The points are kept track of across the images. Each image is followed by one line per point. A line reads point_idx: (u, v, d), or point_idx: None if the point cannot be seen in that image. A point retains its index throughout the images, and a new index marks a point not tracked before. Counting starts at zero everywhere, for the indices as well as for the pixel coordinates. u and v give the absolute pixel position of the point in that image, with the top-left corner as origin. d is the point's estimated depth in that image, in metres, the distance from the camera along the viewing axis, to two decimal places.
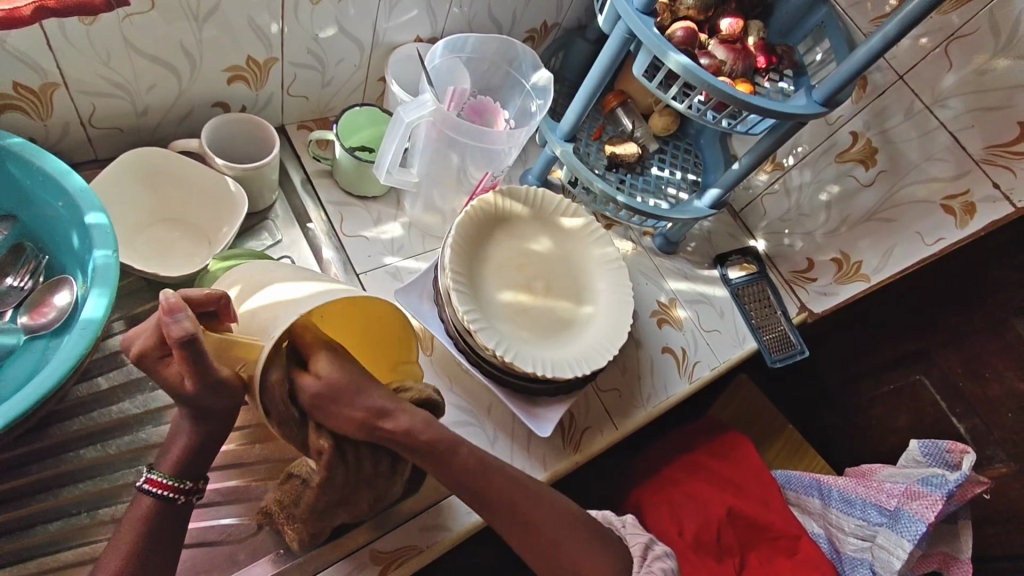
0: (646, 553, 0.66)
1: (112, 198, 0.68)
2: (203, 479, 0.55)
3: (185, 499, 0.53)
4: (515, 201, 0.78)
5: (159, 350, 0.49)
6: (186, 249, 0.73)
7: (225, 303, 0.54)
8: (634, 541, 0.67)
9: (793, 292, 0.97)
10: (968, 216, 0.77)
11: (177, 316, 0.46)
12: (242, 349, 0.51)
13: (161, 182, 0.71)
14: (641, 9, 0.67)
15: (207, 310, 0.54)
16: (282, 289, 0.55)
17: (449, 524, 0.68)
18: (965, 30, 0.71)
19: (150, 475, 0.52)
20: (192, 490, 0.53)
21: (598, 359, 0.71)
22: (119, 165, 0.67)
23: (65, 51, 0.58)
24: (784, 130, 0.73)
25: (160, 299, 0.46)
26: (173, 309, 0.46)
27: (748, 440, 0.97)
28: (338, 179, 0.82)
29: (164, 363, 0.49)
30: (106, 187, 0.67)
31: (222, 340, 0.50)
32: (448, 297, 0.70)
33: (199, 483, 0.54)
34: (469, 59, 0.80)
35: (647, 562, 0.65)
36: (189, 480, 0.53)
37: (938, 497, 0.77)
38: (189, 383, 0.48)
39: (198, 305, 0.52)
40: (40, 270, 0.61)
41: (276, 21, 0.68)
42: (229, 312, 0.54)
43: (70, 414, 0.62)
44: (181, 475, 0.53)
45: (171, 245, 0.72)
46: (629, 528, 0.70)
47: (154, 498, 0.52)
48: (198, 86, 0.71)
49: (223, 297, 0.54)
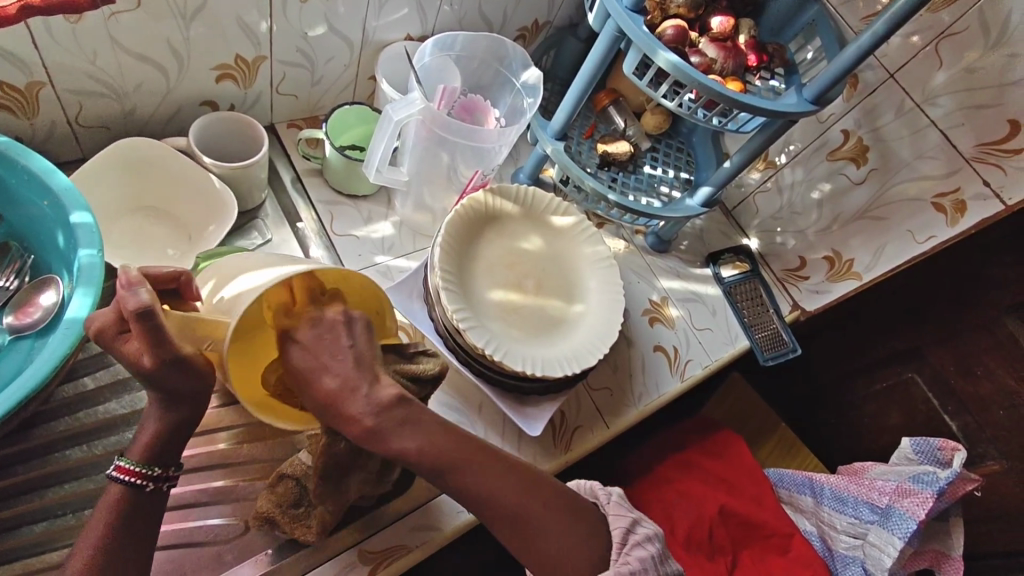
0: (627, 539, 0.57)
1: (94, 190, 0.68)
2: (175, 467, 0.53)
3: (154, 487, 0.51)
4: (505, 199, 0.78)
5: (118, 326, 0.49)
6: (170, 242, 0.72)
7: (184, 280, 0.55)
8: (614, 522, 0.58)
9: (786, 291, 0.97)
10: (958, 214, 0.77)
11: (134, 290, 0.46)
12: (207, 326, 0.51)
13: (146, 175, 0.71)
14: (630, 8, 0.67)
15: (169, 289, 0.55)
16: (255, 273, 0.56)
17: (440, 523, 0.68)
18: (955, 28, 0.71)
19: (119, 462, 0.51)
20: (162, 477, 0.52)
21: (588, 358, 0.71)
22: (104, 156, 0.67)
23: (51, 49, 0.58)
24: (775, 128, 0.73)
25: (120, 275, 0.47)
26: (133, 283, 0.47)
27: (741, 439, 0.97)
28: (329, 178, 0.82)
29: (121, 339, 0.49)
30: (89, 180, 0.67)
31: (184, 317, 0.51)
32: (438, 296, 0.70)
33: (168, 470, 0.52)
34: (460, 57, 0.80)
35: (625, 551, 0.56)
36: (158, 467, 0.52)
37: (928, 494, 0.77)
38: (148, 358, 0.47)
39: (158, 283, 0.54)
40: (25, 270, 0.61)
41: (264, 20, 0.68)
42: (189, 289, 0.56)
43: (55, 414, 0.62)
44: (150, 461, 0.51)
45: (152, 239, 0.72)
46: (615, 503, 0.60)
47: (122, 486, 0.50)
48: (187, 85, 0.70)
49: (183, 274, 0.55)
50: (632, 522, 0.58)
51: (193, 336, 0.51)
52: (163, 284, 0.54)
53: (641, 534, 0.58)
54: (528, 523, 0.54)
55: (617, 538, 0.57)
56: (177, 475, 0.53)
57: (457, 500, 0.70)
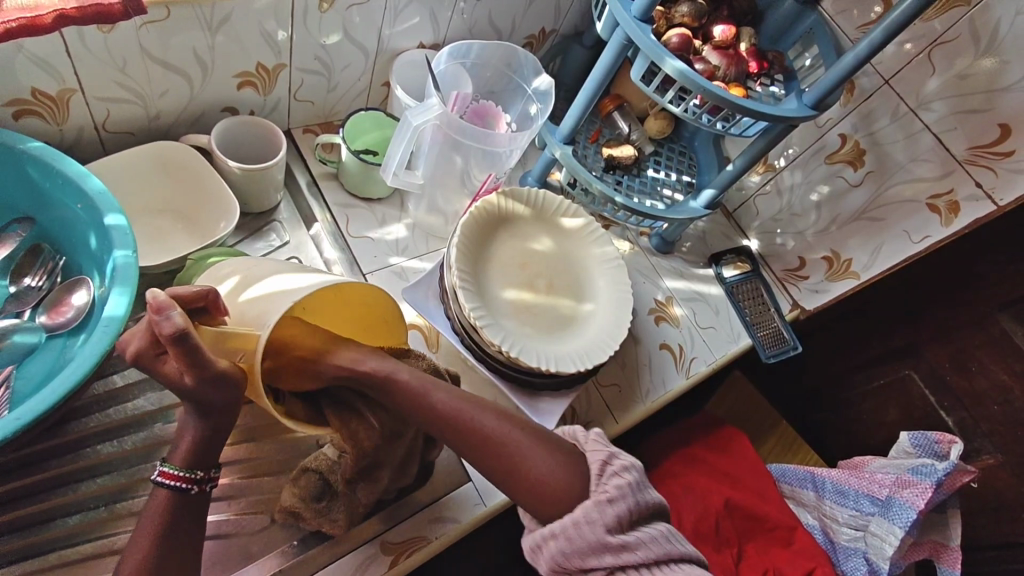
0: (605, 470, 0.55)
1: (123, 178, 0.71)
2: (215, 469, 0.55)
3: (198, 489, 0.53)
4: (517, 201, 0.80)
5: (155, 348, 0.50)
6: (181, 244, 0.73)
7: (212, 298, 0.55)
8: (593, 457, 0.57)
9: (786, 291, 1.00)
10: (952, 214, 0.80)
11: (167, 314, 0.47)
12: (239, 341, 0.53)
13: (175, 173, 0.73)
14: (638, 16, 0.70)
15: (197, 307, 0.55)
16: (276, 282, 0.58)
17: (457, 516, 0.70)
18: (947, 37, 0.74)
19: (163, 468, 0.52)
20: (205, 479, 0.53)
21: (598, 355, 0.74)
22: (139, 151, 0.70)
23: (83, 57, 0.60)
24: (776, 132, 0.76)
25: (149, 299, 0.47)
26: (163, 308, 0.47)
27: (744, 435, 1.00)
28: (344, 182, 0.84)
29: (160, 361, 0.50)
30: (120, 166, 0.70)
31: (217, 334, 0.53)
32: (454, 294, 0.73)
33: (210, 472, 0.54)
34: (473, 65, 0.83)
35: (603, 481, 0.54)
36: (200, 470, 0.53)
37: (927, 485, 0.80)
38: (186, 377, 0.49)
39: (185, 303, 0.53)
40: (57, 271, 0.63)
41: (284, 29, 0.70)
42: (219, 307, 0.55)
43: (86, 411, 0.64)
44: (192, 465, 0.53)
45: (168, 235, 0.74)
46: (596, 442, 0.59)
47: (169, 491, 0.52)
48: (210, 92, 0.72)
49: (210, 292, 0.54)
50: (611, 452, 0.57)
51: (226, 350, 0.54)
52: (189, 303, 0.54)
53: (620, 466, 0.56)
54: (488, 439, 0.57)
55: (594, 471, 0.55)
56: (219, 477, 0.55)
57: (474, 493, 0.72)
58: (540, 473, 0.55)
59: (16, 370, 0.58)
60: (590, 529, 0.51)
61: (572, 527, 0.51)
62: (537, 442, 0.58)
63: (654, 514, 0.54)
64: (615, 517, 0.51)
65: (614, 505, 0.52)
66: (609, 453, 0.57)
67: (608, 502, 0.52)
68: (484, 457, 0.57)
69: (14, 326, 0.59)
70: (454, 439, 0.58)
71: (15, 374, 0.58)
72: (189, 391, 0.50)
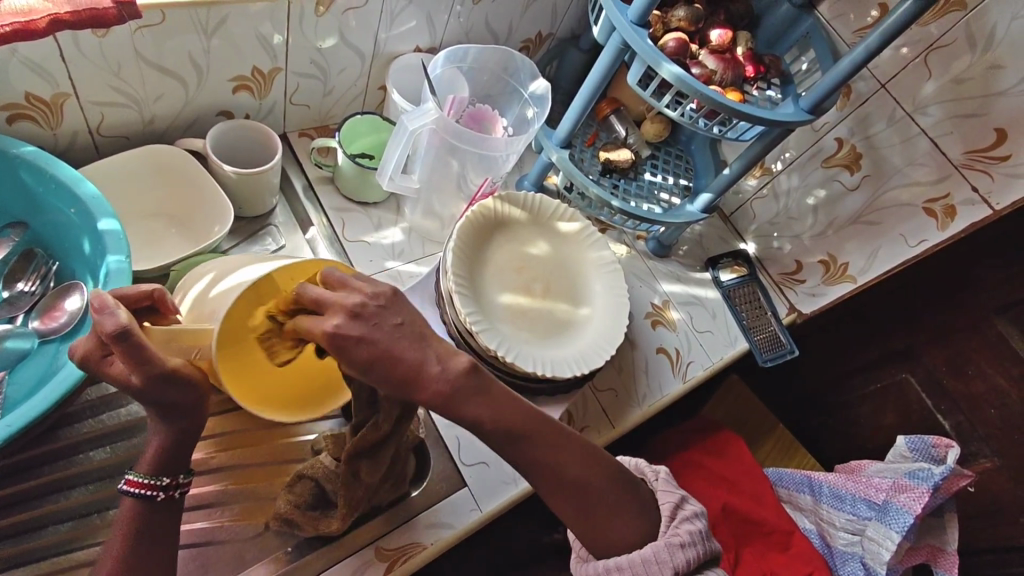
0: (676, 514, 0.56)
1: (115, 183, 0.70)
2: (185, 473, 0.54)
3: (166, 495, 0.52)
4: (513, 205, 0.80)
5: (101, 350, 0.49)
6: (175, 248, 0.73)
7: (158, 296, 0.53)
8: (664, 497, 0.57)
9: (783, 294, 1.00)
10: (948, 217, 0.80)
11: (109, 311, 0.45)
12: (191, 337, 0.51)
13: (167, 178, 0.73)
14: (635, 21, 0.70)
15: (146, 306, 0.53)
16: (245, 273, 0.60)
17: (453, 521, 0.70)
18: (943, 41, 0.74)
19: (129, 476, 0.52)
20: (172, 485, 0.53)
21: (595, 360, 0.74)
22: (130, 157, 0.69)
23: (77, 61, 0.60)
24: (773, 137, 0.76)
25: (92, 300, 0.46)
26: (105, 307, 0.46)
27: (742, 439, 0.99)
28: (340, 186, 0.84)
29: (108, 361, 0.49)
30: (110, 171, 0.69)
31: (166, 332, 0.51)
32: (451, 299, 0.72)
33: (178, 478, 0.53)
34: (469, 69, 0.82)
35: (674, 524, 0.55)
36: (166, 476, 0.53)
37: (924, 489, 0.79)
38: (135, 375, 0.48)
39: (131, 303, 0.52)
40: (50, 276, 0.63)
41: (279, 32, 0.70)
42: (166, 304, 0.53)
43: (79, 417, 0.63)
44: (157, 472, 0.53)
45: (162, 239, 0.74)
46: (665, 482, 0.60)
47: (135, 498, 0.52)
48: (205, 96, 0.72)
49: (156, 291, 0.53)
50: (681, 496, 0.58)
51: (176, 348, 0.51)
52: (135, 304, 0.52)
53: (690, 510, 0.57)
54: (566, 473, 0.54)
55: (665, 513, 0.56)
56: (189, 482, 0.55)
57: (469, 498, 0.72)
58: (614, 514, 0.55)
59: (8, 376, 0.58)
60: (659, 568, 0.52)
61: (639, 565, 0.52)
62: (607, 479, 0.56)
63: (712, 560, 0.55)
64: (684, 560, 0.52)
65: (687, 549, 0.53)
66: (679, 496, 0.58)
67: (680, 545, 0.53)
68: (566, 494, 0.54)
69: (7, 331, 0.58)
70: (529, 467, 0.54)
71: (7, 380, 0.57)
72: (141, 390, 0.49)
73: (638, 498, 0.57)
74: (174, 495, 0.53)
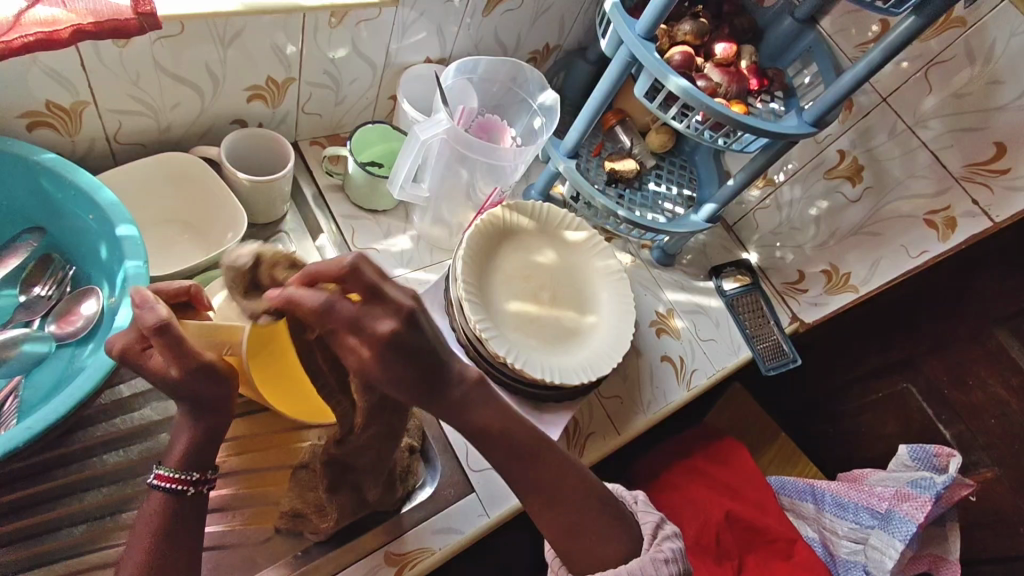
0: (657, 533, 0.56)
1: (132, 190, 0.71)
2: (213, 469, 0.54)
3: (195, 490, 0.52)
4: (521, 214, 0.81)
5: (140, 343, 0.49)
6: (188, 255, 0.74)
7: (194, 293, 0.54)
8: (643, 517, 0.58)
9: (786, 304, 1.01)
10: (949, 229, 0.81)
11: (149, 304, 0.47)
12: (225, 333, 0.53)
13: (182, 185, 0.74)
14: (642, 35, 0.71)
15: (181, 302, 0.54)
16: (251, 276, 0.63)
17: (460, 527, 0.71)
18: (944, 56, 0.76)
19: (158, 470, 0.51)
20: (201, 481, 0.52)
21: (602, 366, 0.75)
22: (148, 163, 0.70)
23: (97, 70, 0.61)
24: (777, 149, 0.77)
25: (134, 294, 0.48)
26: (144, 300, 0.48)
27: (744, 447, 1.00)
28: (350, 194, 0.85)
29: (147, 355, 0.49)
30: (125, 178, 0.70)
31: (201, 327, 0.52)
32: (460, 306, 0.73)
33: (207, 474, 0.53)
34: (480, 80, 0.84)
35: (656, 542, 0.55)
36: (196, 471, 0.52)
37: (927, 498, 0.81)
38: (175, 369, 0.48)
39: (168, 300, 0.53)
40: (67, 281, 0.64)
41: (293, 43, 0.71)
42: (201, 300, 0.55)
43: (94, 421, 0.64)
44: (187, 467, 0.52)
45: (173, 246, 0.74)
46: (643, 507, 0.60)
47: (165, 493, 0.51)
48: (220, 105, 0.73)
49: (192, 287, 0.54)
50: (658, 519, 0.58)
51: (210, 342, 0.52)
52: (172, 300, 0.53)
53: (668, 531, 0.57)
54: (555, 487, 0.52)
55: (647, 531, 0.56)
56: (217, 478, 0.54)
57: (477, 504, 0.73)
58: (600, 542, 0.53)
59: (25, 380, 0.58)
60: None
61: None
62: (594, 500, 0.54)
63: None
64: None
65: (670, 564, 0.53)
66: (658, 516, 0.59)
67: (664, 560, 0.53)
68: (554, 512, 0.52)
69: (25, 335, 0.59)
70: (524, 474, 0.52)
71: (24, 384, 0.58)
72: (176, 383, 0.48)
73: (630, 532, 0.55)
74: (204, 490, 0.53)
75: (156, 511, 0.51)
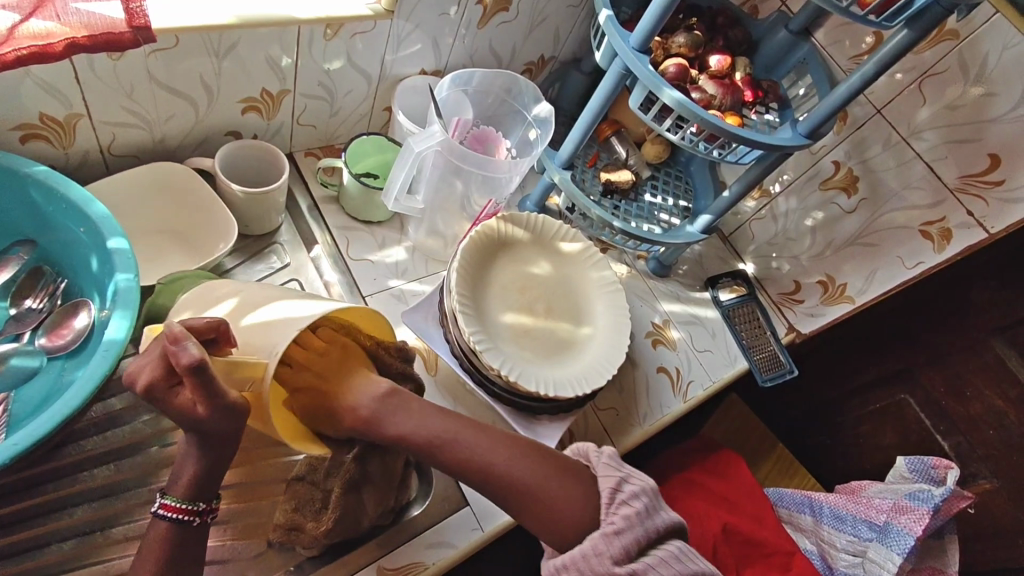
0: (616, 496, 0.57)
1: (119, 203, 0.71)
2: (216, 498, 0.55)
3: (201, 520, 0.53)
4: (516, 226, 0.81)
5: (167, 380, 0.48)
6: (177, 264, 0.74)
7: (223, 329, 0.53)
8: (603, 483, 0.58)
9: (782, 314, 1.01)
10: (944, 240, 0.81)
11: (183, 345, 0.46)
12: (249, 369, 0.53)
13: (170, 194, 0.73)
14: (637, 47, 0.71)
15: (207, 337, 0.53)
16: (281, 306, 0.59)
17: (454, 541, 0.70)
18: (936, 69, 0.76)
19: (165, 500, 0.52)
20: (207, 511, 0.53)
21: (596, 379, 0.74)
22: (131, 174, 0.70)
23: (91, 84, 0.61)
24: (771, 161, 0.78)
25: (166, 331, 0.47)
26: (177, 339, 0.46)
27: (742, 460, 1.00)
28: (345, 205, 0.85)
29: (171, 393, 0.48)
30: (111, 190, 0.69)
31: (229, 364, 0.52)
32: (455, 319, 0.73)
33: (213, 503, 0.54)
34: (474, 92, 0.84)
35: (612, 509, 0.56)
36: (202, 501, 0.53)
37: (924, 511, 0.81)
38: (202, 408, 0.48)
39: (197, 335, 0.52)
40: (58, 293, 0.63)
41: (288, 55, 0.71)
42: (227, 337, 0.54)
43: (84, 434, 0.63)
44: (195, 497, 0.53)
45: (164, 256, 0.74)
46: (607, 462, 0.60)
47: (170, 522, 0.52)
48: (215, 116, 0.73)
49: (220, 323, 0.53)
50: (620, 479, 0.58)
51: (236, 380, 0.53)
52: (201, 335, 0.52)
53: (629, 491, 0.57)
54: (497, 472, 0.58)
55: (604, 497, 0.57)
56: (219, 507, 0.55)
57: (472, 517, 0.72)
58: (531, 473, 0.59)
59: (14, 394, 0.58)
60: (598, 560, 0.53)
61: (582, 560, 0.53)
62: (549, 471, 0.59)
63: (671, 531, 0.57)
64: (622, 549, 0.53)
65: (622, 535, 0.54)
66: (619, 477, 0.58)
67: (614, 534, 0.54)
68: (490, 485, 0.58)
69: (14, 349, 0.59)
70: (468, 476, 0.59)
71: (12, 398, 0.58)
72: (201, 421, 0.49)
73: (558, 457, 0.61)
74: (207, 520, 0.54)
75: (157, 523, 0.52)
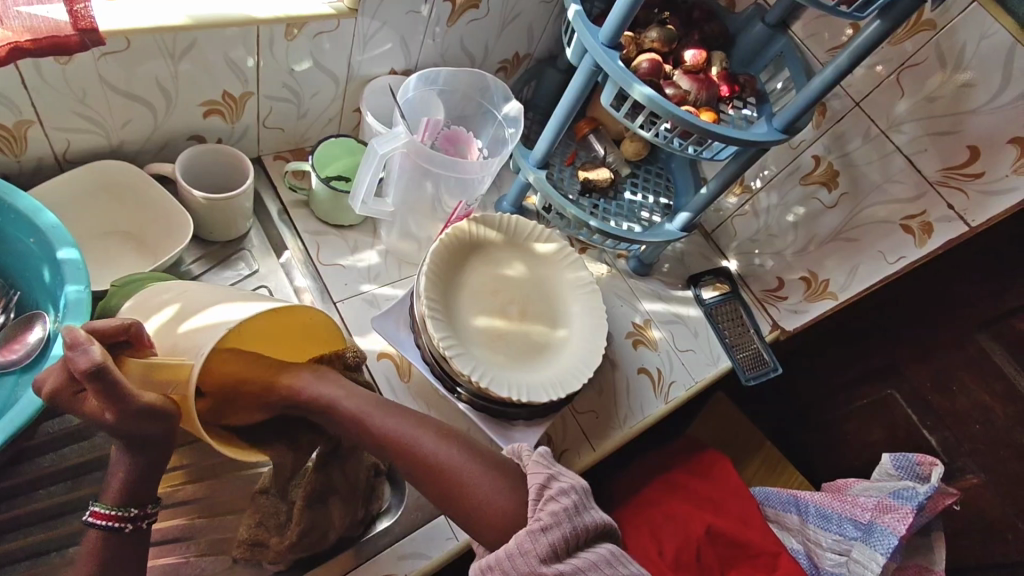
0: (545, 493, 0.55)
1: (70, 205, 0.69)
2: (153, 503, 0.54)
3: (133, 527, 0.52)
4: (489, 227, 0.80)
5: (71, 387, 0.48)
6: (132, 268, 0.72)
7: (135, 331, 0.52)
8: (533, 478, 0.56)
9: (765, 310, 1.00)
10: (925, 234, 0.80)
11: (83, 349, 0.46)
12: (169, 371, 0.51)
13: (122, 196, 0.71)
14: (607, 43, 0.69)
15: (119, 340, 0.52)
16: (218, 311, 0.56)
17: (428, 551, 0.67)
18: (915, 60, 0.75)
19: (95, 508, 0.51)
20: (140, 516, 0.52)
21: (573, 383, 0.73)
22: (81, 174, 0.67)
23: (39, 89, 0.59)
24: (747, 156, 0.76)
25: (65, 333, 0.46)
26: (77, 343, 0.46)
27: (727, 460, 0.98)
28: (315, 209, 0.83)
29: (79, 399, 0.48)
30: (59, 193, 0.67)
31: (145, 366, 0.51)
32: (425, 324, 0.72)
33: (146, 508, 0.53)
34: (443, 91, 0.82)
35: (541, 505, 0.54)
36: (134, 507, 0.52)
37: (908, 509, 0.80)
38: (111, 414, 0.48)
39: (107, 338, 0.50)
40: (12, 306, 0.62)
41: (251, 56, 0.69)
42: (143, 339, 0.52)
43: (40, 451, 0.62)
44: (125, 502, 0.52)
45: (117, 258, 0.72)
46: (539, 458, 0.59)
47: (100, 530, 0.51)
48: (176, 120, 0.71)
49: (133, 325, 0.52)
50: (550, 475, 0.56)
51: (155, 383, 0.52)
52: (110, 338, 0.51)
53: (559, 488, 0.55)
54: (434, 466, 0.58)
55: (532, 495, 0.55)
56: (156, 513, 0.54)
57: (446, 526, 0.69)
58: (459, 459, 0.59)
59: None
60: (524, 559, 0.50)
61: (506, 560, 0.51)
62: (481, 465, 0.58)
63: (602, 534, 0.55)
64: (550, 546, 0.51)
65: (549, 532, 0.51)
66: (548, 473, 0.56)
67: (541, 531, 0.51)
68: (412, 466, 0.59)
69: None
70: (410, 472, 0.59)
71: None
72: (115, 427, 0.48)
73: (484, 453, 0.61)
74: (141, 526, 0.52)
75: (114, 541, 0.51)
